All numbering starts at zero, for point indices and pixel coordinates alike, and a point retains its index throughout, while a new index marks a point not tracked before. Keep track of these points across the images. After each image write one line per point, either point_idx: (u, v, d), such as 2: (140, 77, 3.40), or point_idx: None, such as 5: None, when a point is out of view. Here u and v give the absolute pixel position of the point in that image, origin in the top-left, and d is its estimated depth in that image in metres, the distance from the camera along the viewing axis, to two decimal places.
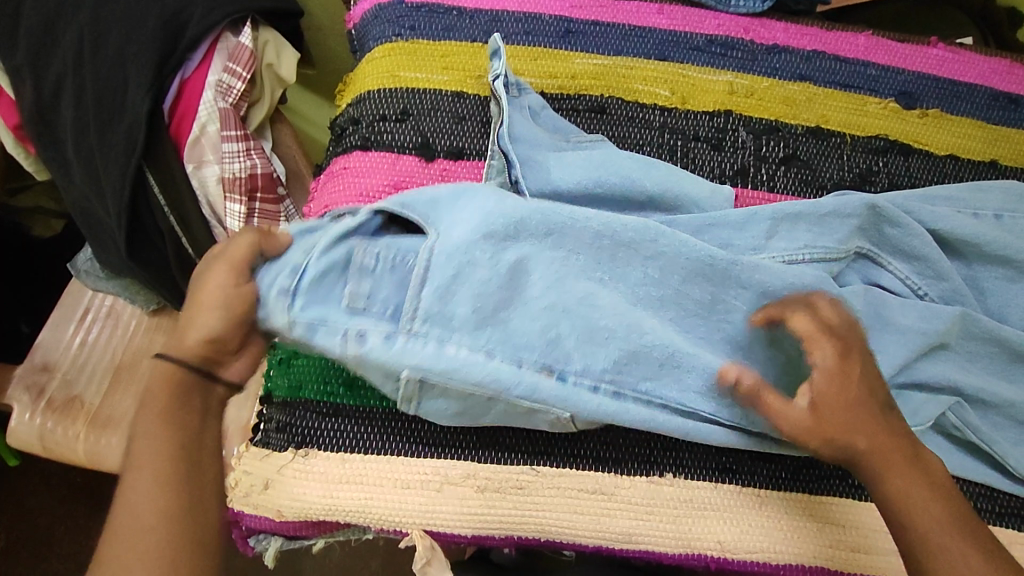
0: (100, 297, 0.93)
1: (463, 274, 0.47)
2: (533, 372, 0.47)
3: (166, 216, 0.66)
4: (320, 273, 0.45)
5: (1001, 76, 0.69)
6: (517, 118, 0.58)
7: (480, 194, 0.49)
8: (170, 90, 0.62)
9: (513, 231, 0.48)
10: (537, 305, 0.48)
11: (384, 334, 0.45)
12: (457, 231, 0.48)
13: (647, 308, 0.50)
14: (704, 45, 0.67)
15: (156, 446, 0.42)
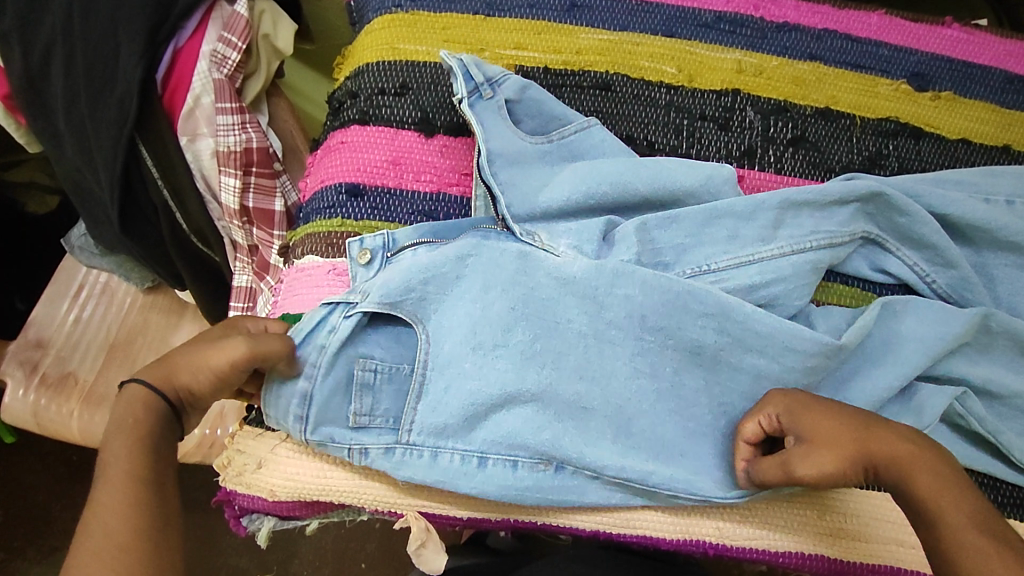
0: (95, 274, 0.92)
1: (453, 385, 0.48)
2: (530, 468, 0.49)
3: (160, 190, 0.64)
4: (325, 397, 0.48)
5: (1018, 59, 0.67)
6: (500, 132, 0.55)
7: (467, 294, 0.50)
8: (163, 59, 0.60)
9: (501, 335, 0.49)
10: (528, 407, 0.49)
11: (384, 448, 0.49)
12: (446, 341, 0.49)
13: (627, 350, 0.50)
14: (713, 21, 0.65)
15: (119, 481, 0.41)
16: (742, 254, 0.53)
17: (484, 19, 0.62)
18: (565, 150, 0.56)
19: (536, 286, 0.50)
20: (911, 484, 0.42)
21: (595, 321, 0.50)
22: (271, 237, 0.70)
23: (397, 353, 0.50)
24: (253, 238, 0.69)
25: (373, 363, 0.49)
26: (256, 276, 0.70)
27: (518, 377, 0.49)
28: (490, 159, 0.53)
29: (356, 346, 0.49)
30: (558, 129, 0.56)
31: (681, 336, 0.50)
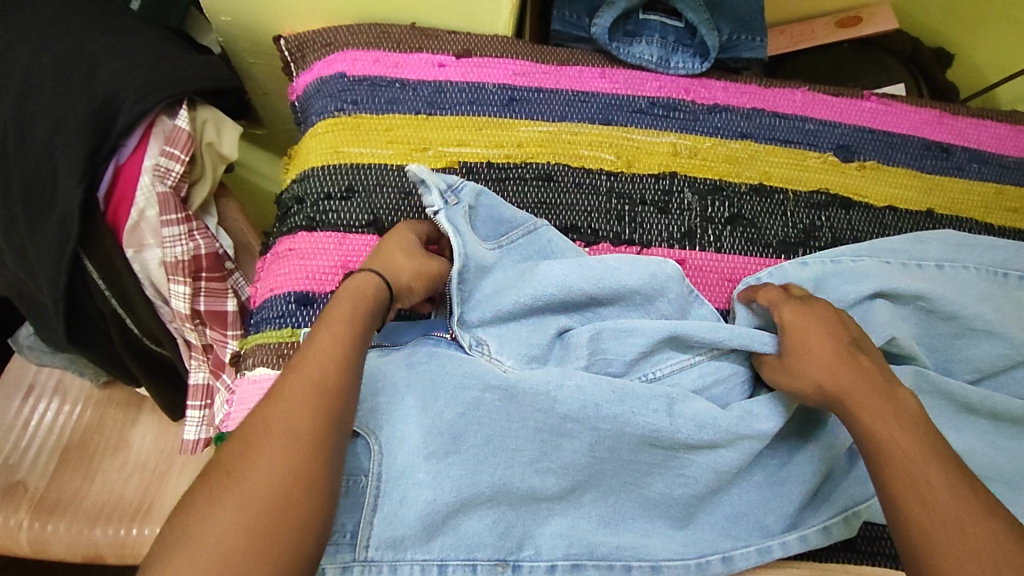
0: (47, 373, 0.89)
1: (406, 497, 0.47)
2: (489, 567, 0.49)
3: (108, 300, 0.64)
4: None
5: (933, 126, 0.71)
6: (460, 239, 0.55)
7: (416, 403, 0.50)
8: (105, 177, 0.60)
9: (454, 443, 0.49)
10: (482, 506, 0.49)
11: (340, 569, 0.46)
12: (399, 450, 0.48)
13: (584, 441, 0.51)
14: (646, 107, 0.67)
15: (339, 335, 0.46)
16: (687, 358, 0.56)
17: (427, 117, 0.64)
18: (514, 253, 0.58)
19: (486, 393, 0.50)
20: (856, 423, 0.48)
21: (551, 418, 0.50)
22: (225, 336, 0.69)
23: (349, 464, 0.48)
24: (206, 338, 0.68)
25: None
26: (212, 374, 0.69)
27: (473, 482, 0.48)
28: (460, 278, 0.54)
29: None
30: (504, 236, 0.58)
31: (638, 427, 0.51)
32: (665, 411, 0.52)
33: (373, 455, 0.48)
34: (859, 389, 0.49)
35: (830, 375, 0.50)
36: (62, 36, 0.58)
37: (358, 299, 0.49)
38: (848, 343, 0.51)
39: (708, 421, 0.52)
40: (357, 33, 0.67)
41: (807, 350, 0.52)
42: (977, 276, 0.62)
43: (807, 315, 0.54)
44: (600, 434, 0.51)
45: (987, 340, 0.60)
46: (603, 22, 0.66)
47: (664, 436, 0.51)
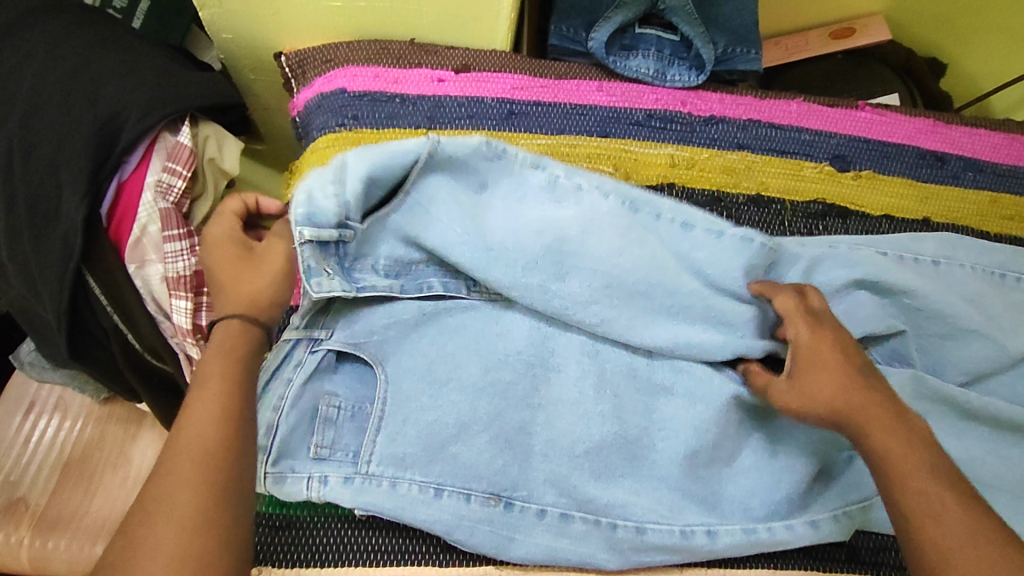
0: (48, 390, 0.89)
1: (410, 417, 0.54)
2: (484, 501, 0.53)
3: (108, 314, 0.64)
4: (292, 427, 0.53)
5: (927, 135, 0.72)
6: (376, 245, 0.57)
7: (422, 334, 0.57)
8: (108, 193, 0.60)
9: (455, 369, 0.56)
10: (482, 438, 0.54)
11: (343, 477, 0.52)
12: (405, 380, 0.55)
13: (571, 374, 0.58)
14: (644, 119, 0.68)
15: (212, 396, 0.49)
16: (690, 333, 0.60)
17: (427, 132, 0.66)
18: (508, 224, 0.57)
19: (487, 326, 0.58)
20: (866, 441, 0.49)
21: (536, 343, 0.58)
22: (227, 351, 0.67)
23: (360, 391, 0.56)
24: None
25: (338, 400, 0.55)
26: None
27: (468, 432, 0.54)
28: (404, 272, 0.58)
29: (322, 382, 0.55)
30: (442, 202, 0.56)
31: None
32: (644, 356, 0.59)
33: (380, 379, 0.55)
34: (874, 411, 0.50)
35: (841, 395, 0.51)
36: (67, 56, 0.59)
37: (237, 349, 0.52)
38: (862, 368, 0.52)
39: (682, 388, 0.59)
40: (357, 50, 0.68)
41: (805, 379, 0.53)
42: (973, 275, 0.64)
43: (817, 339, 0.54)
44: (585, 369, 0.58)
45: (979, 344, 0.61)
46: (600, 36, 0.67)
47: (642, 373, 0.59)
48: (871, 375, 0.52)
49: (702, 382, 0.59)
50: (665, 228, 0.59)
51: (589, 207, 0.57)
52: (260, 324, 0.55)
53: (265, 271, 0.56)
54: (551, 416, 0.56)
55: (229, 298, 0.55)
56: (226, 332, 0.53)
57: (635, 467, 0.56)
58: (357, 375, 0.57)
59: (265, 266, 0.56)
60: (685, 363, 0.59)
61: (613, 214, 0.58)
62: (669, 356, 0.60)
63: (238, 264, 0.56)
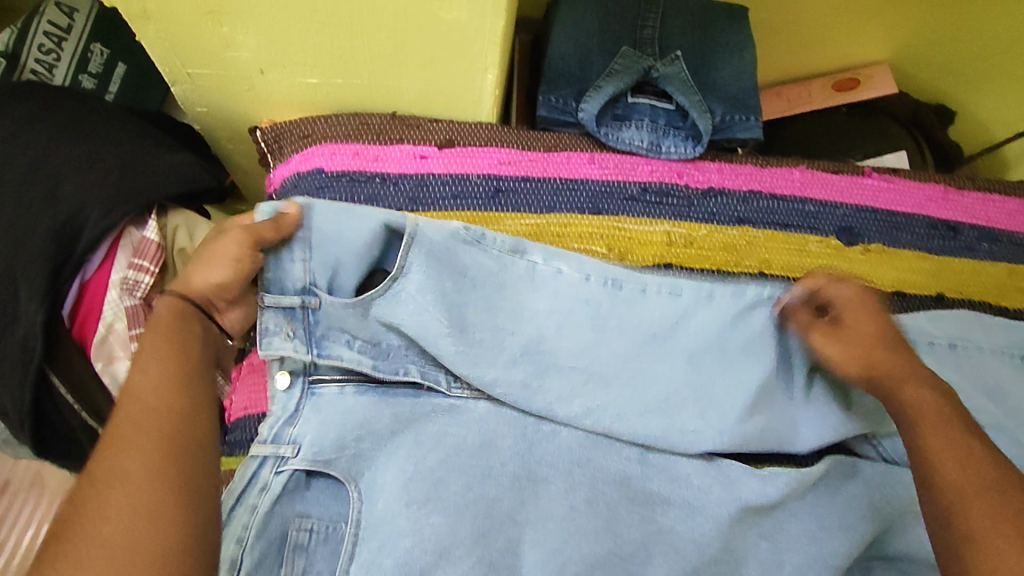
0: (26, 466, 0.87)
1: (386, 544, 0.50)
2: None
3: (76, 413, 0.61)
4: (257, 560, 0.49)
5: (939, 203, 0.68)
6: (348, 321, 0.54)
7: (399, 445, 0.54)
8: (69, 294, 0.57)
9: (434, 489, 0.52)
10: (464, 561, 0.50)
11: None
12: (380, 499, 0.52)
13: (560, 488, 0.55)
14: (638, 194, 0.65)
15: (158, 344, 0.47)
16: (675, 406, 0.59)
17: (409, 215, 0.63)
18: (482, 301, 0.55)
19: (468, 427, 0.55)
20: (891, 396, 0.49)
21: (523, 445, 0.55)
22: None
23: (335, 509, 0.52)
24: None
25: (310, 522, 0.51)
26: None
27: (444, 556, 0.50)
28: (382, 354, 0.56)
29: (294, 503, 0.52)
30: (429, 287, 0.54)
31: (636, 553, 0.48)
32: (637, 460, 0.57)
33: (352, 500, 0.52)
34: (894, 366, 0.50)
35: (871, 348, 0.52)
36: (27, 150, 0.56)
37: (176, 316, 0.49)
38: (895, 339, 0.52)
39: (682, 498, 0.56)
40: (335, 125, 0.64)
41: (854, 334, 0.53)
42: (990, 357, 0.60)
43: (862, 300, 0.54)
44: (574, 481, 0.55)
45: (995, 437, 0.57)
46: (590, 108, 0.64)
47: (635, 483, 0.56)
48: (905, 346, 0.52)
49: (703, 492, 0.56)
50: (653, 300, 0.57)
51: (568, 289, 0.56)
52: (197, 304, 0.51)
53: (224, 259, 0.51)
54: (535, 510, 0.54)
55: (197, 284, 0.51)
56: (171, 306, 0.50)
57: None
58: (329, 493, 0.53)
59: (224, 252, 0.51)
60: (682, 471, 0.57)
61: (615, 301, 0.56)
62: (664, 460, 0.57)
63: (207, 258, 0.51)
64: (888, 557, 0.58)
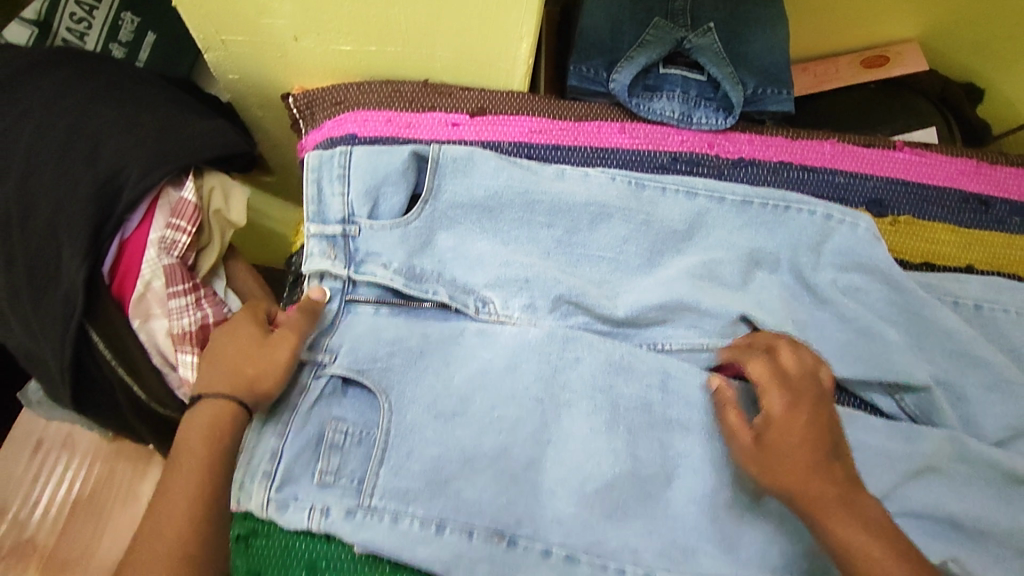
0: (56, 427, 0.90)
1: (414, 450, 0.54)
2: (487, 539, 0.52)
3: (114, 368, 0.62)
4: (295, 453, 0.54)
5: (970, 177, 0.68)
6: (388, 245, 0.59)
7: (431, 362, 0.57)
8: (109, 252, 0.58)
9: (460, 405, 0.56)
10: (490, 505, 0.53)
11: (344, 510, 0.52)
12: (410, 410, 0.55)
13: (583, 412, 0.56)
14: (669, 163, 0.65)
15: (194, 457, 0.51)
16: (697, 342, 0.60)
17: None
18: (521, 240, 0.61)
19: (493, 366, 0.57)
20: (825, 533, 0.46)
21: (549, 387, 0.57)
22: None
23: (367, 417, 0.56)
24: None
25: (344, 426, 0.55)
26: None
27: (470, 500, 0.53)
28: (415, 278, 0.59)
29: (330, 408, 0.56)
30: (456, 210, 0.60)
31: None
32: (658, 388, 0.57)
33: (383, 408, 0.55)
34: (829, 497, 0.46)
35: (804, 481, 0.47)
36: (67, 111, 0.57)
37: (214, 422, 0.52)
38: (828, 451, 0.48)
39: (698, 424, 0.57)
40: (367, 92, 0.65)
41: (780, 449, 0.48)
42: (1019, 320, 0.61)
43: (790, 417, 0.49)
44: (597, 405, 0.56)
45: None
46: (622, 78, 0.64)
47: (656, 409, 0.57)
48: (836, 459, 0.48)
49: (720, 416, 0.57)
50: (647, 195, 0.62)
51: (596, 249, 0.61)
52: (246, 409, 0.54)
53: (273, 364, 0.54)
54: (560, 452, 0.55)
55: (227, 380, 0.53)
56: (211, 407, 0.53)
57: (648, 509, 0.55)
58: (363, 403, 0.57)
59: (271, 358, 0.54)
60: (701, 397, 0.58)
61: (621, 192, 0.62)
62: (682, 389, 0.58)
63: (252, 355, 0.54)
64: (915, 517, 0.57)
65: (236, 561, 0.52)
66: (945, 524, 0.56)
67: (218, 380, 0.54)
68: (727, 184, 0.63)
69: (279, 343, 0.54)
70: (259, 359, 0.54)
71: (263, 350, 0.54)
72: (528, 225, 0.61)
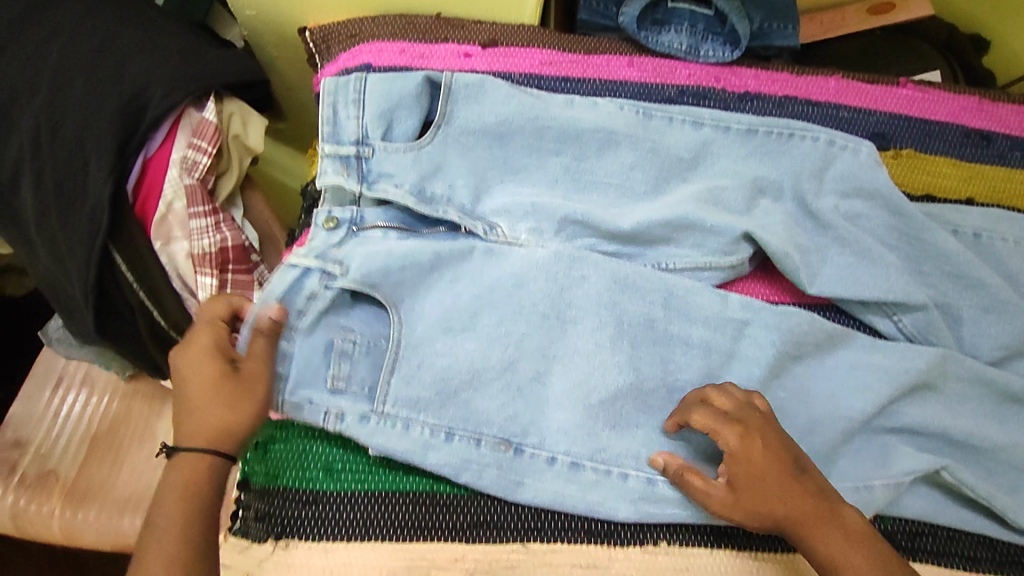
0: (75, 364, 0.93)
1: (425, 361, 0.56)
2: (495, 446, 0.55)
3: (134, 292, 0.63)
4: (307, 361, 0.55)
5: (972, 113, 0.69)
6: (401, 166, 0.60)
7: (440, 282, 0.59)
8: (133, 169, 0.61)
9: (469, 320, 0.58)
10: (497, 413, 0.56)
11: (358, 415, 0.55)
12: (421, 324, 0.57)
13: (589, 329, 0.58)
14: (676, 96, 0.66)
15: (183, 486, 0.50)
16: (699, 260, 0.61)
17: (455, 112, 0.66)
18: (526, 166, 0.62)
19: (502, 283, 0.59)
20: (816, 552, 0.51)
21: (557, 304, 0.58)
22: None
23: (376, 329, 0.58)
24: None
25: (353, 335, 0.57)
26: None
27: (478, 410, 0.56)
28: (428, 201, 0.60)
29: (340, 317, 0.57)
30: (467, 137, 0.62)
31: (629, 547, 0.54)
32: (660, 304, 0.59)
33: (393, 320, 0.57)
34: (812, 513, 0.52)
35: (782, 505, 0.52)
36: (93, 32, 0.58)
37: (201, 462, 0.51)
38: (791, 467, 0.53)
39: (695, 341, 0.59)
40: (381, 25, 0.66)
41: (751, 488, 0.52)
42: (1017, 249, 0.63)
43: (747, 443, 0.52)
44: (601, 321, 0.58)
45: (1016, 322, 0.60)
46: (631, 11, 0.64)
47: (658, 326, 0.59)
48: (800, 472, 0.53)
49: (717, 333, 0.59)
50: (654, 125, 0.64)
51: (603, 174, 0.63)
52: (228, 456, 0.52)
53: (250, 398, 0.52)
54: (567, 367, 0.57)
55: (197, 427, 0.51)
56: (194, 456, 0.51)
57: (650, 421, 0.58)
58: (372, 316, 0.59)
59: (249, 392, 0.52)
60: (700, 312, 0.59)
61: (628, 120, 0.63)
62: (682, 307, 0.60)
63: (228, 394, 0.52)
64: (907, 432, 0.60)
65: (256, 464, 0.55)
66: (933, 437, 0.59)
67: (196, 430, 0.51)
68: (732, 114, 0.65)
69: (254, 374, 0.53)
70: (234, 408, 0.51)
71: (239, 386, 0.52)
72: (538, 155, 0.62)
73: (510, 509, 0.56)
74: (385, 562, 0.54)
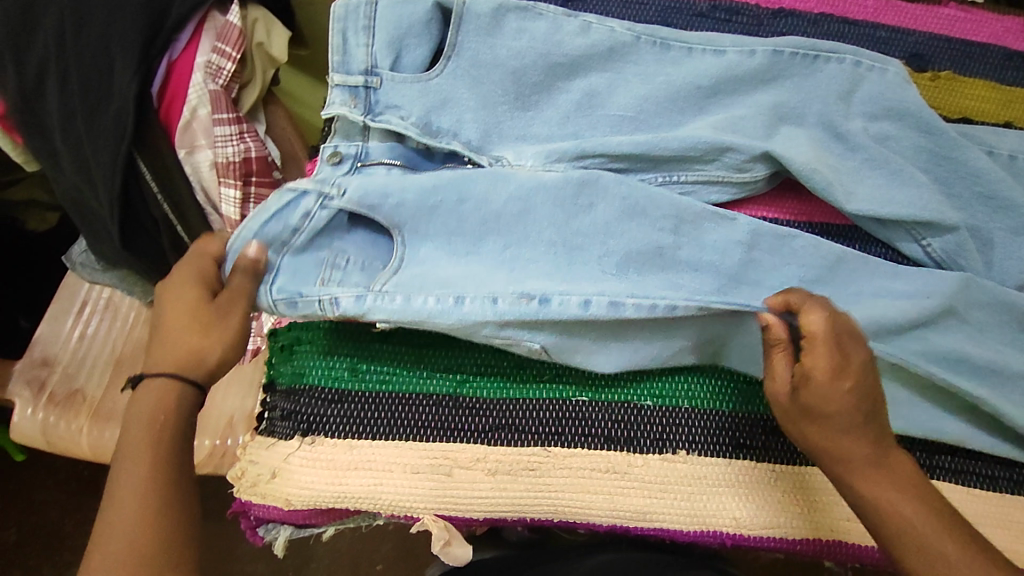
0: (98, 290, 0.94)
1: (428, 271, 0.55)
2: (514, 300, 0.53)
3: (160, 204, 0.63)
4: (297, 274, 0.54)
5: (1015, 35, 0.67)
6: (408, 97, 0.58)
7: (441, 208, 0.56)
8: (159, 72, 0.60)
9: (474, 244, 0.57)
10: (509, 288, 0.54)
11: (353, 297, 0.53)
12: (424, 248, 0.56)
13: (596, 257, 0.57)
14: (708, 11, 0.65)
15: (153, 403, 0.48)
16: (713, 173, 0.60)
17: None
18: (547, 81, 0.61)
19: (507, 203, 0.57)
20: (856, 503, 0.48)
21: (573, 220, 0.57)
22: None
23: (371, 252, 0.57)
24: None
25: (346, 258, 0.56)
26: None
27: (485, 289, 0.54)
28: (433, 133, 0.58)
29: (333, 239, 0.56)
30: (491, 46, 0.60)
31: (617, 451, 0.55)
32: (670, 230, 0.58)
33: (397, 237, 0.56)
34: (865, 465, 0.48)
35: (839, 448, 0.48)
36: None
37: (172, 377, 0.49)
38: (865, 412, 0.47)
39: (709, 265, 0.58)
40: None
41: (827, 423, 0.47)
42: None
43: (835, 380, 0.47)
44: (608, 250, 0.57)
45: None
46: None
47: (668, 251, 0.57)
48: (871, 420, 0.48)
49: (742, 258, 0.58)
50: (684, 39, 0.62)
51: (632, 88, 0.61)
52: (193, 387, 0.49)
53: (223, 334, 0.50)
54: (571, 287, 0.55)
55: (166, 357, 0.49)
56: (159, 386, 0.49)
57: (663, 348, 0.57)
58: (373, 243, 0.58)
59: (223, 328, 0.50)
60: (723, 232, 0.58)
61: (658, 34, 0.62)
62: (694, 231, 0.58)
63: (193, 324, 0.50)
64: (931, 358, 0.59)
65: (281, 366, 0.57)
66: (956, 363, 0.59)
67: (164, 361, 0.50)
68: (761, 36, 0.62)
69: (230, 310, 0.51)
70: (201, 336, 0.50)
71: (214, 321, 0.50)
72: (566, 69, 0.61)
73: (533, 412, 0.57)
74: (410, 465, 0.55)
